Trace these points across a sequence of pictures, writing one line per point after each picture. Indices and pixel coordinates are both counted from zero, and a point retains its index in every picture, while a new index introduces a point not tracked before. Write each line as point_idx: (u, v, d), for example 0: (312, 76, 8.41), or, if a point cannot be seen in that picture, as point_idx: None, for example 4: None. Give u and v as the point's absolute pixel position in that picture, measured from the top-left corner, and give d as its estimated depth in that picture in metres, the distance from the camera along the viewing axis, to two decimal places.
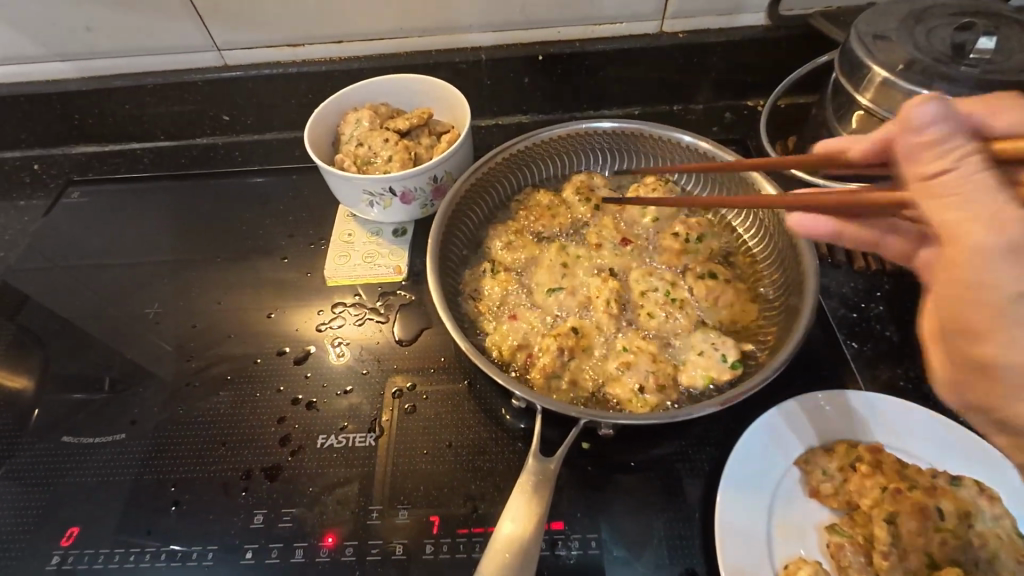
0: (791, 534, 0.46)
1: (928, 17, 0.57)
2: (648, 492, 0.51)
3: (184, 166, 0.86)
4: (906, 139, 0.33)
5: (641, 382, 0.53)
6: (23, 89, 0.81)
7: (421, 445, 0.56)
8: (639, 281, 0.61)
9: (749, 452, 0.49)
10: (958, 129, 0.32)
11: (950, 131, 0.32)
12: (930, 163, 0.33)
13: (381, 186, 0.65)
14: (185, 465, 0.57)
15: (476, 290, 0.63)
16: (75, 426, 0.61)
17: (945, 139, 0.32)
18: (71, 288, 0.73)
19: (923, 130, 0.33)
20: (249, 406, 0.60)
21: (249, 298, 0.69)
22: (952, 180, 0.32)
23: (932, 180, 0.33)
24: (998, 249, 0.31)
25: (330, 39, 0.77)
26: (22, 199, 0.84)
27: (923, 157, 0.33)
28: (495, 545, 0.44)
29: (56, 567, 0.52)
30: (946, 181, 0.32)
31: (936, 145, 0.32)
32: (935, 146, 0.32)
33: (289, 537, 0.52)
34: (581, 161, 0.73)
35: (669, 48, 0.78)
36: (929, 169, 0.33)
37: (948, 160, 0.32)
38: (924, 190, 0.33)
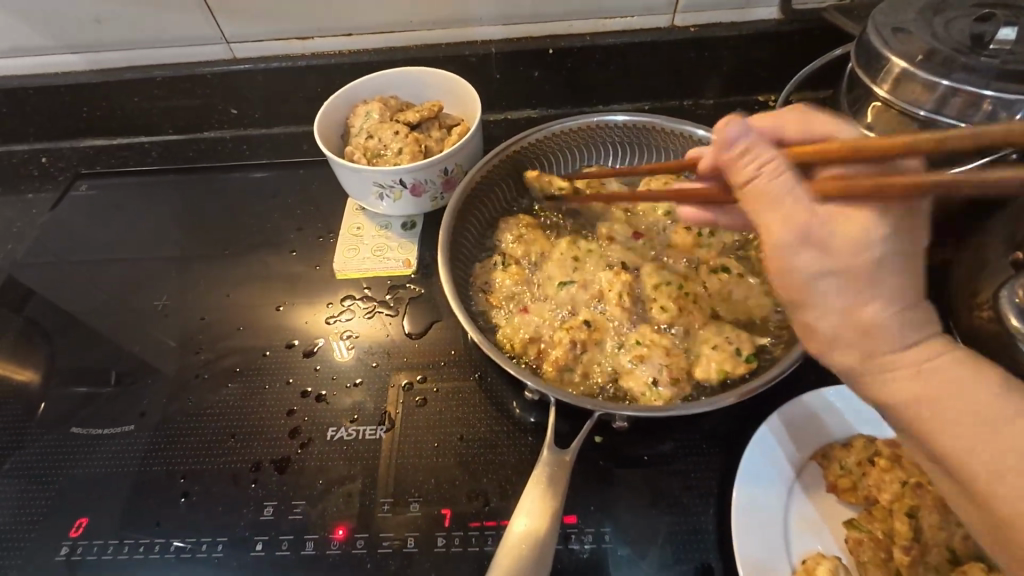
0: (809, 529, 0.45)
1: (946, 8, 0.56)
2: (663, 486, 0.50)
3: (192, 160, 0.86)
4: (723, 153, 0.37)
5: (655, 376, 0.53)
6: (31, 81, 0.81)
7: (432, 438, 0.56)
8: (651, 274, 0.60)
9: (765, 447, 0.48)
10: (764, 144, 0.36)
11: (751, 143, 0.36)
12: (740, 173, 0.36)
13: (392, 179, 0.65)
14: (194, 457, 0.56)
15: (487, 283, 0.62)
16: (83, 418, 0.60)
17: (749, 149, 0.36)
18: (79, 280, 0.73)
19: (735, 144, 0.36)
20: (259, 398, 0.59)
21: (258, 290, 0.69)
22: (756, 189, 0.35)
23: (750, 188, 0.36)
24: (795, 247, 0.34)
25: (340, 32, 0.77)
26: (30, 192, 0.84)
27: (737, 167, 0.36)
28: (510, 542, 0.44)
29: (65, 558, 0.52)
30: (756, 190, 0.35)
31: (744, 154, 0.36)
32: (745, 153, 0.36)
33: (300, 530, 0.51)
34: (592, 155, 0.72)
35: (680, 42, 0.78)
36: (744, 175, 0.36)
37: (750, 169, 0.36)
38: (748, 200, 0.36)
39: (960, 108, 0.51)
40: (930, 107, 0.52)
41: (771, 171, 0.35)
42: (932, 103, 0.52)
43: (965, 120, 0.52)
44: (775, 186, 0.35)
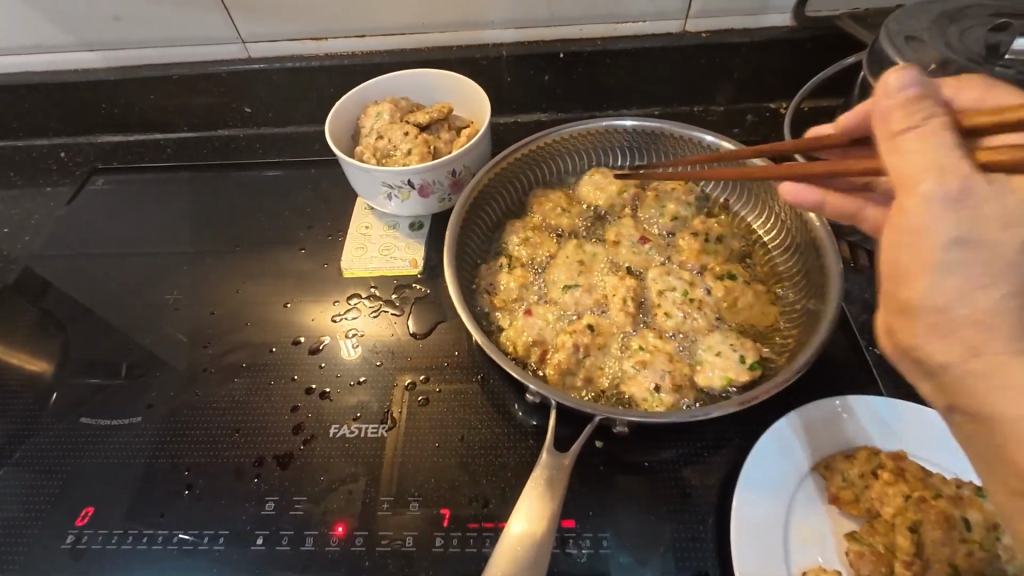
0: (809, 542, 0.45)
1: (961, 18, 0.56)
2: (661, 493, 0.50)
3: (206, 157, 0.87)
4: (882, 103, 0.35)
5: (658, 381, 0.52)
6: (53, 78, 0.83)
7: (433, 439, 0.56)
8: (657, 280, 0.60)
9: (766, 455, 0.48)
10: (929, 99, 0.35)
11: (921, 94, 0.35)
12: (900, 120, 0.34)
13: (400, 179, 0.65)
14: (199, 450, 0.57)
15: (492, 284, 0.62)
16: (93, 409, 0.61)
17: (917, 99, 0.35)
18: (92, 274, 0.74)
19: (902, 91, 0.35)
20: (264, 393, 0.60)
21: (267, 286, 0.69)
22: (918, 136, 0.34)
23: (898, 139, 0.34)
24: (938, 199, 0.32)
25: (353, 34, 0.78)
26: (48, 186, 0.86)
27: (893, 116, 0.35)
28: (504, 546, 0.44)
29: (71, 546, 0.53)
30: (909, 138, 0.34)
31: (905, 105, 0.34)
32: (910, 104, 0.34)
33: (300, 526, 0.52)
34: (603, 158, 0.72)
35: (692, 48, 0.78)
36: (899, 127, 0.34)
37: (915, 118, 0.34)
38: (889, 146, 0.35)
39: None
40: None
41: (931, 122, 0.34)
42: None
43: None
44: (935, 134, 0.33)
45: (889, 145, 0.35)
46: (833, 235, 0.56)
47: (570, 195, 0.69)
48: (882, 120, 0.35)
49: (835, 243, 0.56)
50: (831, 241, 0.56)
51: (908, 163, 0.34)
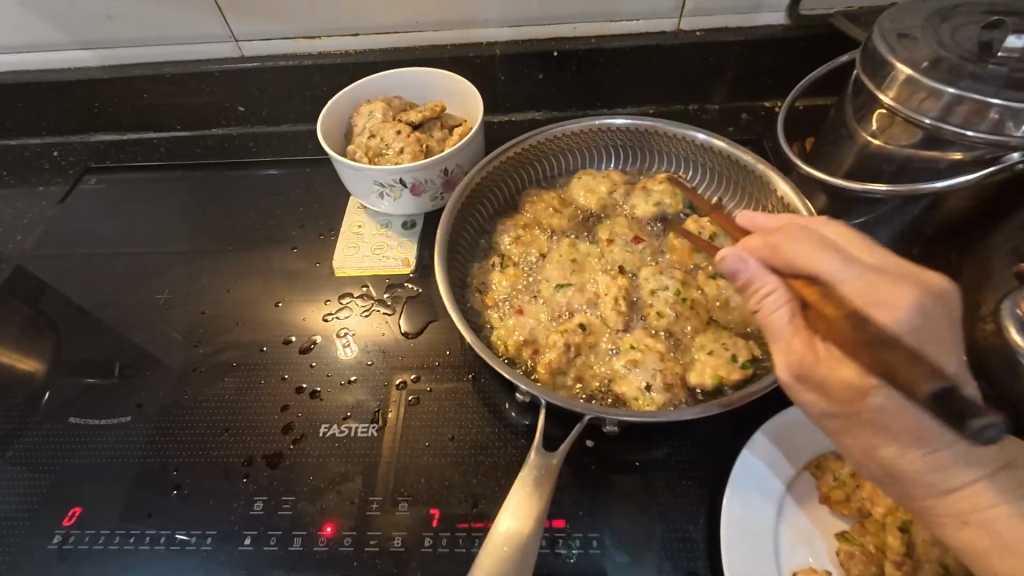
0: (800, 542, 0.44)
1: (954, 16, 0.56)
2: (651, 493, 0.50)
3: (199, 156, 0.87)
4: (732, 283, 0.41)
5: (649, 381, 0.52)
6: (45, 77, 0.83)
7: (423, 438, 0.56)
8: (649, 279, 0.60)
9: (756, 455, 0.47)
10: (763, 274, 0.39)
11: (747, 279, 0.40)
12: (751, 302, 0.40)
13: (392, 178, 0.65)
14: (187, 450, 0.57)
15: (484, 283, 0.62)
16: (81, 408, 0.61)
17: (751, 283, 0.40)
18: (83, 274, 0.74)
19: (737, 276, 0.41)
20: (254, 392, 0.60)
21: (258, 286, 0.69)
22: (761, 322, 0.40)
23: (760, 320, 0.40)
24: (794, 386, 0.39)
25: (346, 32, 0.78)
26: (40, 185, 0.86)
27: (749, 299, 0.41)
28: (492, 544, 0.43)
29: (58, 546, 0.52)
30: (764, 325, 0.40)
31: (746, 287, 0.40)
32: (748, 288, 0.40)
33: (289, 526, 0.51)
34: (596, 157, 0.72)
35: (686, 46, 0.77)
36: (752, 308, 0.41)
37: (765, 307, 0.40)
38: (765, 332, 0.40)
39: (965, 116, 0.51)
40: (935, 115, 0.52)
41: (773, 303, 0.39)
42: (937, 110, 0.52)
43: (971, 128, 0.51)
44: (770, 322, 0.40)
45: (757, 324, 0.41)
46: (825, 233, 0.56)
47: (562, 194, 0.69)
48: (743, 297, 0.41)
49: None
50: None
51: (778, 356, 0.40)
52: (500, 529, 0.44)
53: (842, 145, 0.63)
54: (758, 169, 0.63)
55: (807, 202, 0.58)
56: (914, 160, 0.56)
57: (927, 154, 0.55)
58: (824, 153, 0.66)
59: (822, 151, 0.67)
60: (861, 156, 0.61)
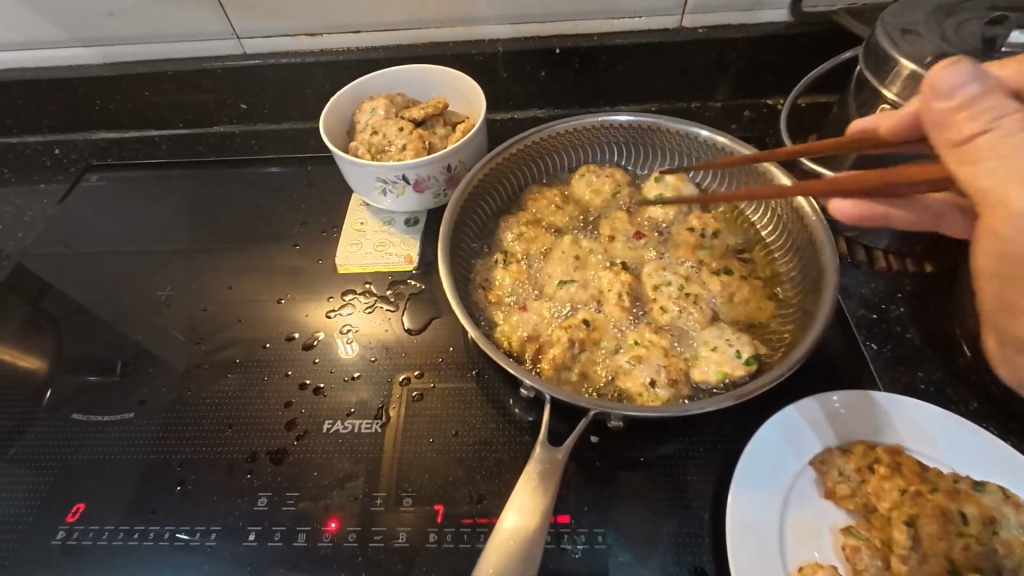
0: (805, 537, 0.44)
1: (958, 11, 0.56)
2: (654, 489, 0.50)
3: (201, 154, 0.87)
4: (935, 104, 0.36)
5: (653, 376, 0.52)
6: (46, 74, 0.83)
7: (427, 433, 0.56)
8: (652, 275, 0.60)
9: (761, 449, 0.47)
10: (992, 91, 0.35)
11: (981, 92, 0.35)
12: (957, 128, 0.35)
13: (395, 174, 0.65)
14: (191, 446, 0.57)
15: (488, 279, 0.62)
16: (84, 405, 0.61)
17: (976, 97, 0.35)
18: (85, 271, 0.74)
19: (951, 95, 0.35)
20: (258, 388, 0.60)
21: (261, 282, 0.69)
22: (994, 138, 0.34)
23: (968, 146, 0.35)
24: None
25: (347, 29, 0.78)
26: (42, 182, 0.86)
27: (953, 123, 0.36)
28: (495, 540, 0.43)
29: (61, 542, 0.52)
30: (979, 144, 0.34)
31: (963, 108, 0.35)
32: (968, 104, 0.35)
33: (293, 521, 0.51)
34: (598, 154, 0.72)
35: (689, 43, 0.77)
36: (961, 135, 0.35)
37: (977, 123, 0.35)
38: (961, 156, 0.35)
39: None
40: None
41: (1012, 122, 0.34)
42: None
43: None
44: (1012, 140, 0.34)
45: (951, 155, 0.36)
46: (828, 228, 0.56)
47: (564, 192, 0.69)
48: (940, 128, 0.36)
49: (830, 236, 0.55)
50: (826, 233, 0.55)
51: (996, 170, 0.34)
52: (505, 525, 0.44)
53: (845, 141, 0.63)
54: (761, 165, 0.63)
55: (810, 198, 0.58)
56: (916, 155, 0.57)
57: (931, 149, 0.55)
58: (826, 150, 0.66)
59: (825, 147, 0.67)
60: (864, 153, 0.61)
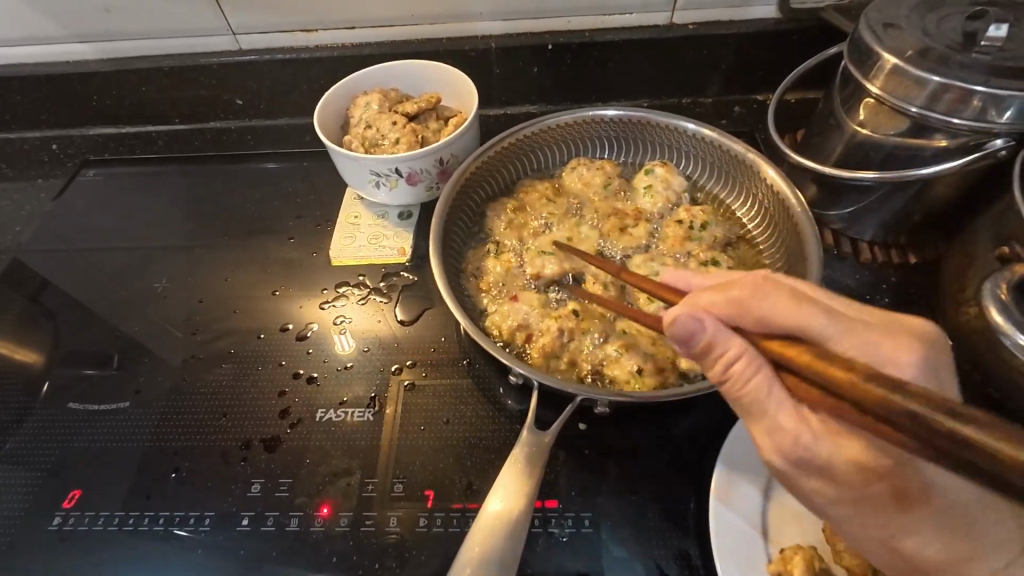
0: (786, 520, 0.45)
1: (941, 6, 0.57)
2: (641, 474, 0.50)
3: (197, 149, 0.88)
4: (678, 333, 0.37)
5: (640, 364, 0.53)
6: (43, 70, 0.84)
7: (419, 420, 0.56)
8: (641, 265, 0.61)
9: (748, 433, 0.48)
10: (723, 333, 0.36)
11: (707, 339, 0.36)
12: (713, 367, 0.37)
13: (387, 167, 0.66)
14: (186, 434, 0.57)
15: (478, 268, 0.63)
16: (81, 394, 0.62)
17: (710, 344, 0.36)
18: (82, 265, 0.75)
19: (695, 336, 0.37)
20: (252, 378, 0.60)
21: (256, 275, 0.70)
22: (742, 389, 0.36)
23: (725, 387, 0.37)
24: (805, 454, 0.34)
25: (342, 25, 0.79)
26: (40, 177, 0.87)
27: (708, 367, 0.37)
28: (479, 524, 0.44)
29: (58, 528, 0.53)
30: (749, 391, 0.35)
31: (709, 355, 0.37)
32: (706, 343, 0.36)
33: (286, 506, 0.52)
34: (589, 148, 0.73)
35: (679, 39, 0.79)
36: (717, 380, 0.37)
37: (719, 369, 0.36)
38: (735, 405, 0.37)
39: (951, 104, 0.52)
40: (921, 103, 0.53)
41: (747, 368, 0.35)
42: (922, 99, 0.53)
43: (956, 116, 0.52)
44: (752, 390, 0.35)
45: (729, 400, 0.37)
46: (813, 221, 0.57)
47: (556, 188, 0.70)
48: (690, 355, 0.38)
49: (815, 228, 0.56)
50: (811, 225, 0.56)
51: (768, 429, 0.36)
52: (490, 509, 0.44)
53: (831, 134, 0.64)
54: (748, 158, 0.64)
55: (795, 189, 0.59)
56: (900, 147, 0.58)
57: (914, 142, 0.56)
58: (814, 144, 0.67)
59: (812, 142, 0.68)
60: (850, 146, 0.62)
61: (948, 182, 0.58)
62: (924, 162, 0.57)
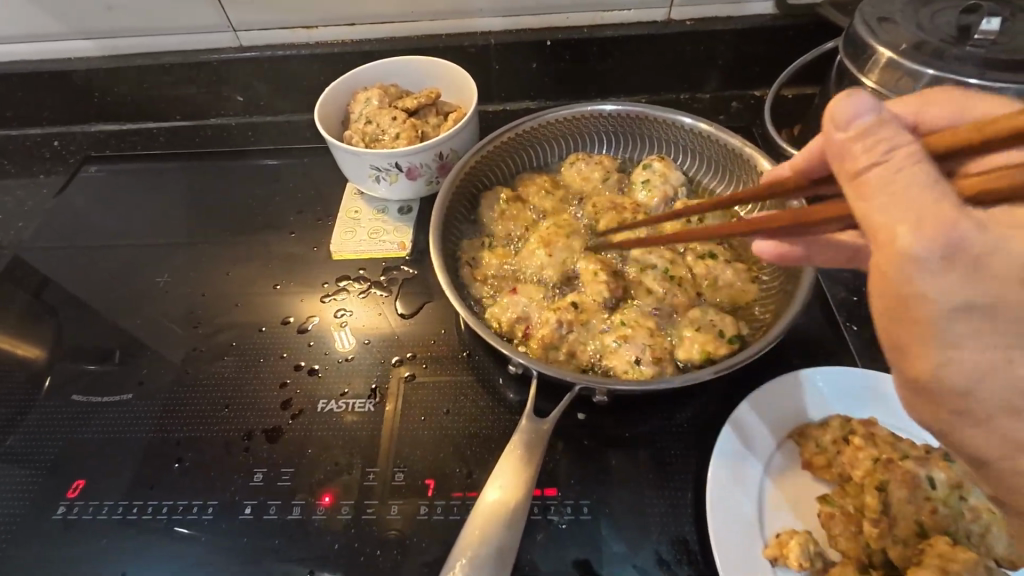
0: (782, 506, 0.46)
1: (935, 1, 0.57)
2: (640, 463, 0.51)
3: (198, 145, 0.88)
4: (834, 137, 0.32)
5: (638, 354, 0.53)
6: (45, 67, 0.84)
7: (419, 411, 0.57)
8: (637, 258, 0.61)
9: (744, 420, 0.49)
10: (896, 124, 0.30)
11: (878, 121, 0.30)
12: (853, 158, 0.31)
13: (388, 162, 0.66)
14: (188, 425, 0.58)
15: (474, 259, 0.63)
16: (84, 387, 0.62)
17: (876, 129, 0.30)
18: (85, 260, 0.75)
19: (851, 125, 0.31)
20: (254, 369, 0.61)
21: (258, 269, 0.70)
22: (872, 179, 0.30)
23: (859, 181, 0.31)
24: (926, 260, 0.28)
25: (343, 22, 0.79)
26: (42, 173, 0.87)
27: (851, 153, 0.31)
28: (476, 516, 0.45)
29: (62, 517, 0.54)
30: (871, 179, 0.30)
31: (862, 137, 0.30)
32: (867, 138, 0.30)
33: (288, 495, 0.53)
34: (588, 143, 0.74)
35: (677, 35, 0.79)
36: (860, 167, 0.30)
37: (874, 154, 0.30)
38: (854, 191, 0.31)
39: None
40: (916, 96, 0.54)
41: (901, 160, 0.29)
42: (917, 92, 0.54)
43: None
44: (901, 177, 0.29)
45: (849, 189, 0.31)
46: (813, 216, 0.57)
47: (554, 183, 0.70)
48: (838, 157, 0.32)
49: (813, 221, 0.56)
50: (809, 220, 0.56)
51: (877, 210, 0.30)
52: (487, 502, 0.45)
53: None
54: (746, 152, 0.65)
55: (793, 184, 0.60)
56: None
57: None
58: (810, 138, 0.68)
59: (809, 136, 0.68)
60: None
61: None
62: None
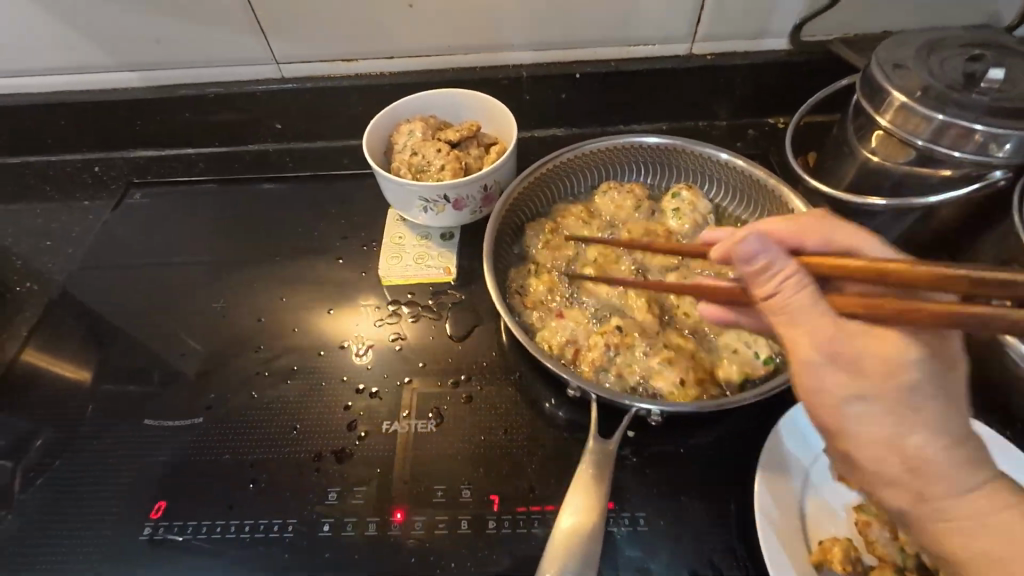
0: (822, 514, 0.51)
1: (943, 48, 0.63)
2: (688, 476, 0.56)
3: (238, 171, 0.91)
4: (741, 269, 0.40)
5: (682, 376, 0.58)
6: (89, 96, 0.87)
7: (479, 430, 0.61)
8: (675, 282, 0.67)
9: (784, 437, 0.54)
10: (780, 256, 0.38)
11: (770, 260, 0.38)
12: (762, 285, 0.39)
13: (436, 194, 0.70)
14: (259, 448, 0.61)
15: (523, 286, 0.68)
16: (154, 411, 0.65)
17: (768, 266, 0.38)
18: (137, 286, 0.78)
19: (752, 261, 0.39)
20: (318, 393, 0.64)
21: (311, 294, 0.74)
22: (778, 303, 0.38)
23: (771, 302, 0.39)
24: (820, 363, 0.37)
25: (382, 55, 0.83)
26: (85, 199, 0.90)
27: (758, 282, 0.39)
28: (554, 545, 0.49)
29: (148, 537, 0.57)
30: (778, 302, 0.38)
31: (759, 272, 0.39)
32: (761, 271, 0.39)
33: (363, 513, 0.56)
34: (620, 172, 0.78)
35: (698, 68, 0.84)
36: (764, 292, 0.39)
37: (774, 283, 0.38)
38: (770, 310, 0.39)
39: (954, 138, 0.58)
40: (927, 136, 0.59)
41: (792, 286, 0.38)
42: (928, 133, 0.59)
43: (959, 149, 0.58)
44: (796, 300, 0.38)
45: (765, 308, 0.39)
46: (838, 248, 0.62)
47: (590, 210, 0.75)
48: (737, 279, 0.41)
49: None
50: None
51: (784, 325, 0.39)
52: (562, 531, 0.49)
53: (844, 161, 0.70)
54: (772, 184, 0.70)
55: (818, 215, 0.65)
56: (908, 175, 0.64)
57: (921, 170, 0.62)
58: (827, 168, 0.73)
59: (826, 165, 0.74)
60: (861, 172, 0.68)
61: (952, 207, 0.64)
62: (931, 189, 0.63)
